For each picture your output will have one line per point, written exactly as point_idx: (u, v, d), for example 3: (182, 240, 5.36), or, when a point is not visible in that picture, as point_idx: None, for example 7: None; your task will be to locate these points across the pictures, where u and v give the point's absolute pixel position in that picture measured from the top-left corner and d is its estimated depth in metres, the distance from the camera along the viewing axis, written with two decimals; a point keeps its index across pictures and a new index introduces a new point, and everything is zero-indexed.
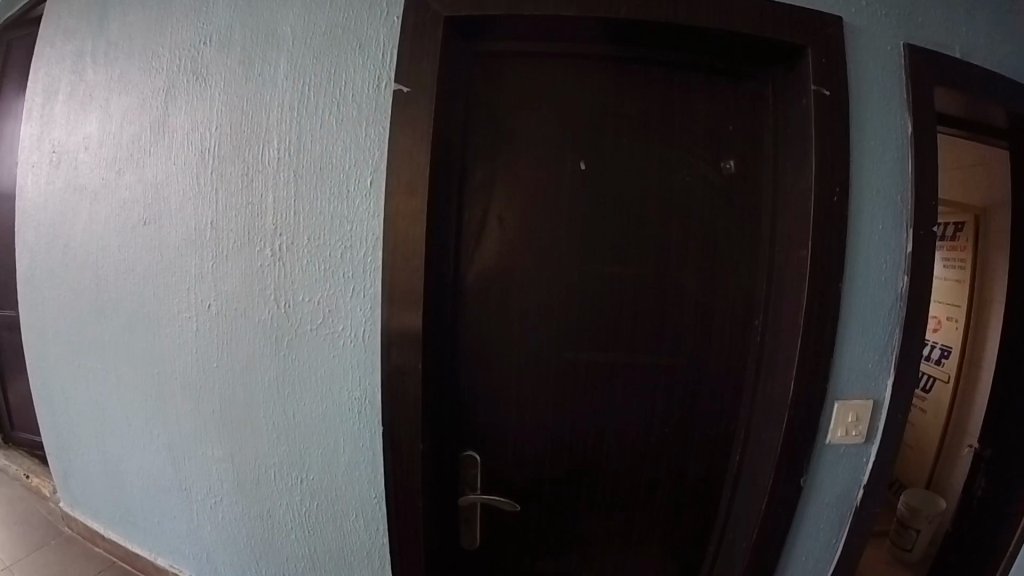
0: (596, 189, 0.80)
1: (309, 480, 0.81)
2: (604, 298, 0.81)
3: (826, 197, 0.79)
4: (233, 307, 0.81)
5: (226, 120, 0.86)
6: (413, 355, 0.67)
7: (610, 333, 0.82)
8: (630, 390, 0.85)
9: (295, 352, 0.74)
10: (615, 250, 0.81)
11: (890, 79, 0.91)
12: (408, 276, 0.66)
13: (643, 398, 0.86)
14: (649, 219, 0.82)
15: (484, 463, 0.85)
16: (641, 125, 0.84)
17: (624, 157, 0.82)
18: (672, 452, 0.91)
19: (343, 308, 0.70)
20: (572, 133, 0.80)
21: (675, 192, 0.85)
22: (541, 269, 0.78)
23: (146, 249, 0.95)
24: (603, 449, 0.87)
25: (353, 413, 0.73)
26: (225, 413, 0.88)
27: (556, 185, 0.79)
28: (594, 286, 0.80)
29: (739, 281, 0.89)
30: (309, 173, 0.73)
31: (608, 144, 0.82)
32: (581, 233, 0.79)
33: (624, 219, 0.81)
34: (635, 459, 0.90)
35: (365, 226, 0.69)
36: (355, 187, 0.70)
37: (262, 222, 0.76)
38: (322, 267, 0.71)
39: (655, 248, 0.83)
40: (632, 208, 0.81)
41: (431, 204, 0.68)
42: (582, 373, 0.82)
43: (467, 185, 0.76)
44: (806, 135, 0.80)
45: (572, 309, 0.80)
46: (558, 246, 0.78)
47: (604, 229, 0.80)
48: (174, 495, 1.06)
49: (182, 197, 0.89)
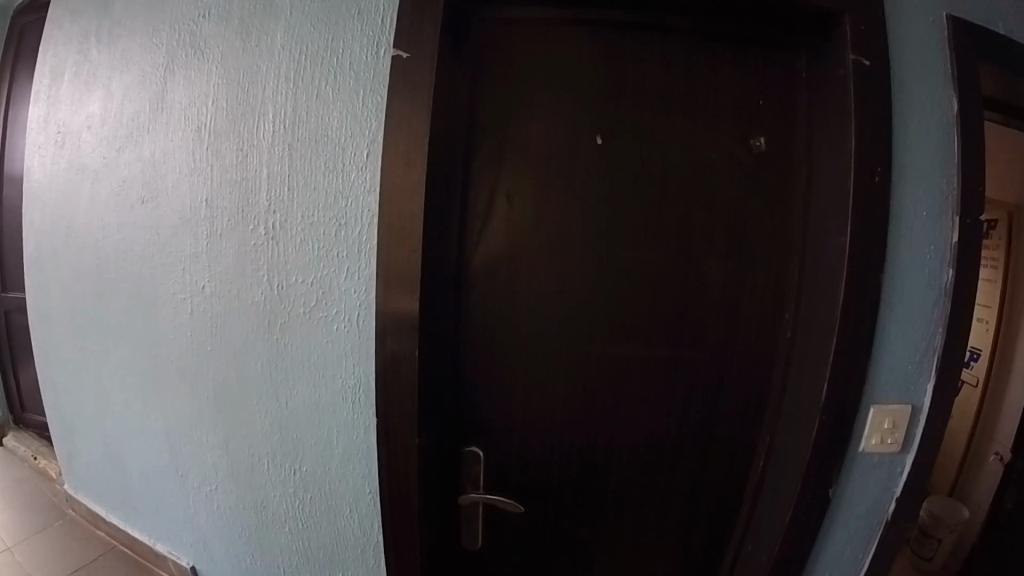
0: (612, 169, 0.73)
1: (303, 472, 0.77)
2: (619, 287, 0.74)
3: (868, 177, 0.71)
4: (227, 290, 0.77)
5: (223, 93, 0.81)
6: (408, 342, 0.61)
7: (626, 323, 0.75)
8: (645, 388, 0.79)
9: (287, 338, 0.70)
10: (632, 235, 0.74)
11: (936, 51, 0.82)
12: (404, 256, 0.60)
13: (658, 396, 0.80)
14: (671, 201, 0.75)
15: (487, 461, 0.80)
16: (662, 100, 0.77)
17: (643, 133, 0.75)
18: (690, 455, 0.85)
19: (336, 292, 0.64)
20: (587, 107, 0.74)
21: (699, 172, 0.77)
22: (550, 254, 0.72)
23: (144, 229, 0.92)
24: (613, 450, 0.81)
25: (347, 405, 0.68)
26: (219, 400, 0.84)
27: (568, 163, 0.72)
28: (607, 274, 0.74)
29: (767, 272, 0.82)
30: (302, 144, 0.67)
31: (627, 119, 0.75)
32: (596, 216, 0.73)
33: (643, 201, 0.74)
34: (648, 462, 0.83)
35: (360, 202, 0.63)
36: (350, 160, 0.64)
37: (255, 198, 0.71)
38: (315, 246, 0.65)
39: (676, 233, 0.75)
40: (653, 189, 0.74)
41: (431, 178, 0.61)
42: (593, 367, 0.76)
43: (471, 163, 0.71)
44: (845, 108, 0.72)
45: (583, 299, 0.74)
46: (569, 229, 0.72)
47: (622, 211, 0.73)
48: (171, 482, 1.04)
49: (178, 174, 0.85)
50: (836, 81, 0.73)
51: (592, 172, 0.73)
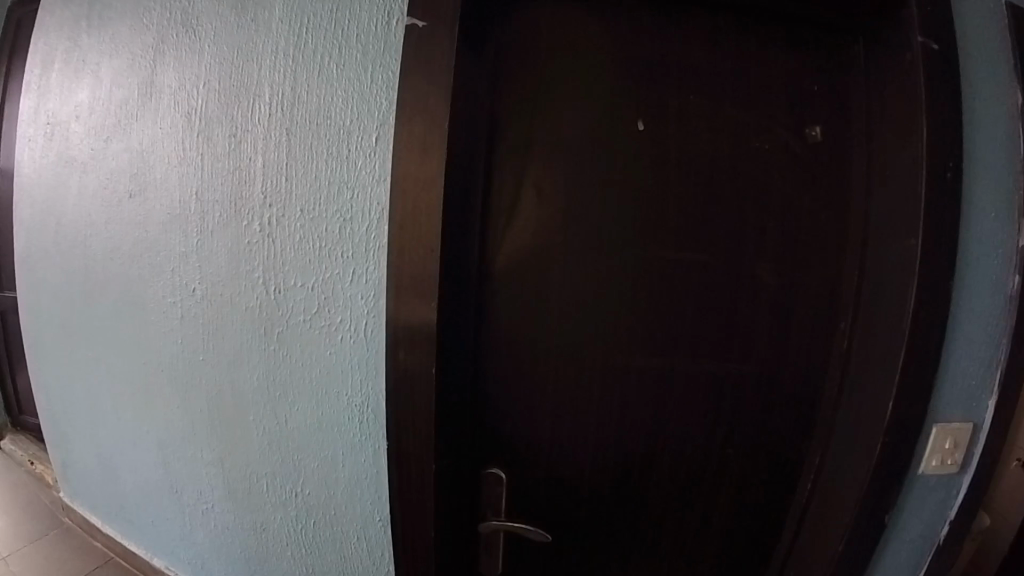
0: (656, 157, 0.63)
1: (306, 496, 0.70)
2: (661, 293, 0.64)
3: (940, 170, 0.61)
4: (220, 293, 0.69)
5: (214, 74, 0.73)
6: (422, 358, 0.53)
7: (665, 334, 0.66)
8: (684, 406, 0.70)
9: (286, 349, 0.61)
10: (678, 232, 0.64)
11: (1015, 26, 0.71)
12: (419, 257, 0.52)
13: (700, 414, 0.70)
14: (722, 194, 0.65)
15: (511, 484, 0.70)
16: (711, 78, 0.66)
17: (693, 116, 0.64)
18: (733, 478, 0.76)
19: (340, 299, 0.55)
20: (628, 85, 0.63)
21: (756, 160, 0.66)
22: (582, 255, 0.62)
23: (133, 226, 0.85)
24: (645, 475, 0.72)
25: (353, 426, 0.59)
26: (213, 413, 0.77)
27: (607, 150, 0.62)
28: (648, 277, 0.64)
29: (827, 274, 0.72)
30: (302, 128, 0.58)
31: (674, 101, 0.64)
32: (637, 211, 0.63)
33: (691, 194, 0.64)
34: (683, 485, 0.74)
35: (368, 194, 0.54)
36: (356, 145, 0.55)
37: (249, 190, 0.63)
38: (315, 245, 0.56)
39: (728, 230, 0.66)
40: (702, 179, 0.64)
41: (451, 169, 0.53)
42: (630, 384, 0.67)
43: (494, 151, 0.61)
44: (912, 89, 0.62)
45: (620, 306, 0.64)
46: (605, 226, 0.63)
47: (666, 206, 0.63)
48: (166, 496, 0.97)
49: (168, 165, 0.78)
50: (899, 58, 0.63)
51: (632, 161, 0.63)
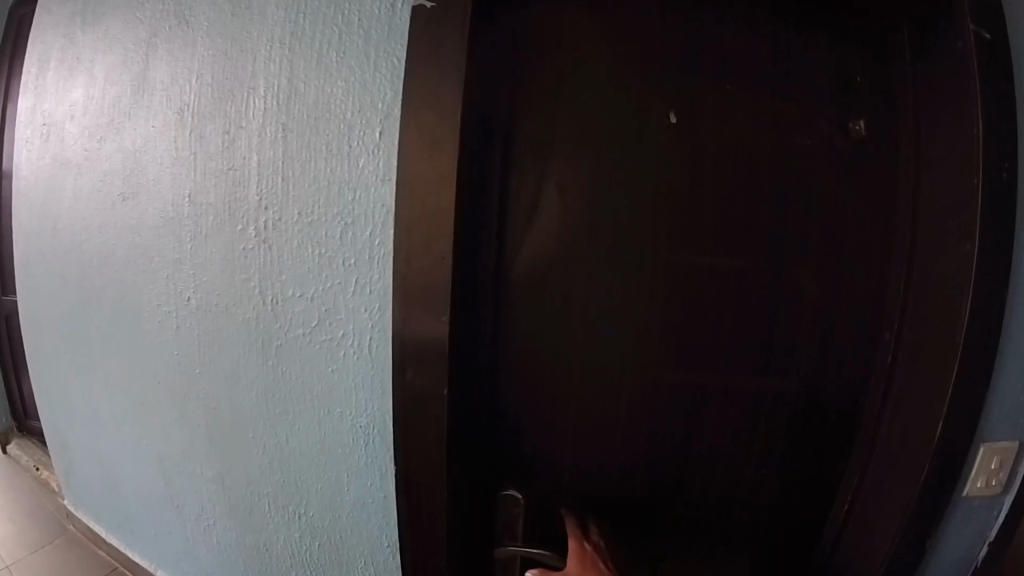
0: (699, 148, 0.54)
1: (310, 517, 0.65)
2: (708, 306, 0.55)
3: (993, 167, 0.55)
4: (216, 302, 0.64)
5: (208, 67, 0.68)
6: (434, 376, 0.48)
7: (702, 352, 0.56)
8: (736, 434, 0.58)
9: (286, 363, 0.57)
10: (727, 235, 0.54)
11: None
12: (430, 264, 0.47)
13: (757, 450, 0.59)
14: (778, 190, 0.56)
15: (528, 505, 0.62)
16: (754, 58, 0.58)
17: (741, 101, 0.56)
18: (795, 515, 0.64)
19: (342, 311, 0.50)
20: (666, 67, 0.55)
21: (814, 150, 0.57)
22: (615, 263, 0.53)
23: (127, 230, 0.81)
24: (655, 510, 0.62)
25: (359, 449, 0.55)
26: (211, 427, 0.73)
27: (643, 139, 0.54)
28: (693, 288, 0.54)
29: (899, 283, 0.60)
30: (299, 123, 0.53)
31: (718, 84, 0.56)
32: (679, 210, 0.54)
33: (731, 187, 0.55)
34: (729, 522, 0.63)
35: (371, 196, 0.49)
36: (358, 142, 0.50)
37: (244, 192, 0.58)
38: (315, 252, 0.51)
39: (786, 232, 0.56)
40: (753, 173, 0.55)
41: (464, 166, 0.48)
42: (670, 412, 0.57)
43: (515, 141, 0.52)
44: (966, 77, 0.56)
45: (657, 322, 0.55)
46: (642, 228, 0.53)
47: (695, 203, 0.54)
48: (167, 509, 0.94)
49: (161, 166, 0.73)
50: (966, 33, 0.56)
51: (673, 152, 0.54)
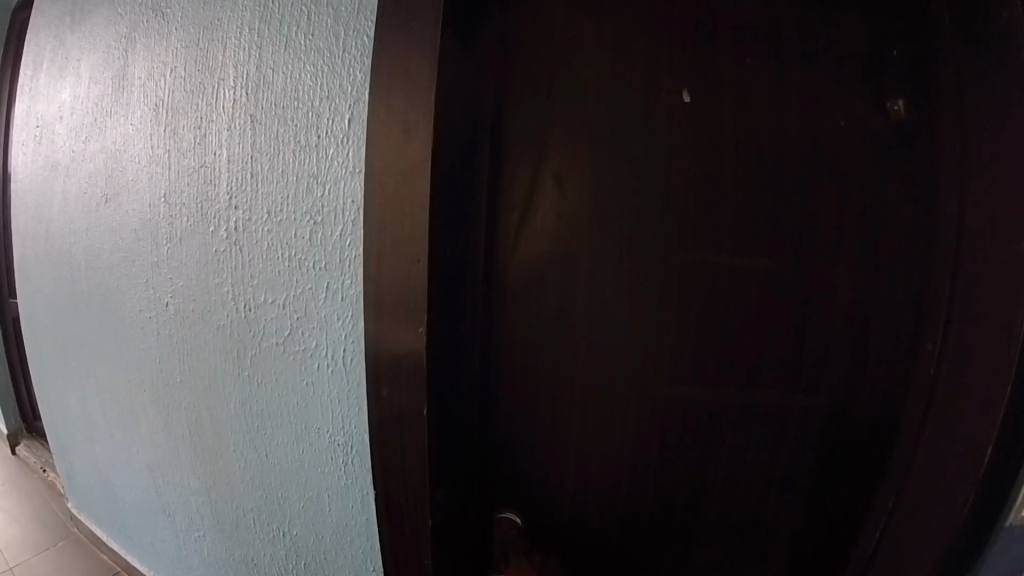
0: (714, 131, 0.47)
1: (293, 536, 0.61)
2: (723, 312, 0.48)
3: None
4: (192, 308, 0.61)
5: (181, 60, 0.64)
6: (412, 394, 0.43)
7: (718, 363, 0.49)
8: (756, 455, 0.52)
9: (260, 374, 0.53)
10: (747, 229, 0.48)
11: None
12: (403, 266, 0.41)
13: (781, 474, 0.53)
14: (807, 178, 0.48)
15: (526, 529, 0.56)
16: (777, 27, 0.50)
17: (762, 77, 0.49)
18: (827, 548, 0.57)
19: (314, 318, 0.46)
20: (676, 39, 0.48)
21: (856, 130, 0.49)
22: (619, 263, 0.47)
23: (110, 233, 0.78)
24: (667, 539, 0.55)
25: (337, 469, 0.50)
26: (195, 438, 0.69)
27: (651, 121, 0.47)
28: (708, 291, 0.48)
29: (942, 284, 0.49)
30: (267, 114, 0.48)
31: (735, 58, 0.49)
32: (691, 203, 0.47)
33: (752, 174, 0.47)
34: (752, 555, 0.56)
35: (340, 190, 0.44)
36: (327, 131, 0.44)
37: (215, 190, 0.54)
38: (284, 255, 0.46)
39: (818, 226, 0.48)
40: (777, 159, 0.48)
41: (445, 157, 0.42)
42: (680, 430, 0.51)
43: (505, 131, 0.46)
44: None
45: (666, 329, 0.48)
46: (649, 222, 0.47)
47: (709, 193, 0.47)
48: (160, 518, 0.91)
49: (139, 165, 0.70)
50: None
51: (685, 137, 0.47)
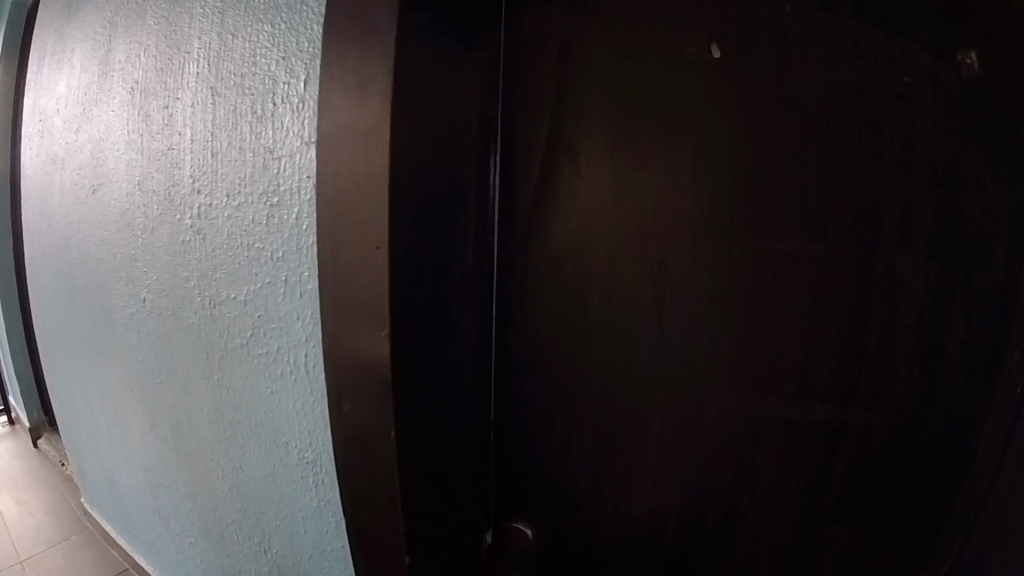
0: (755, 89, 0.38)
1: (273, 553, 0.56)
2: (763, 312, 0.40)
3: None
4: (164, 304, 0.56)
5: (154, 36, 0.59)
6: (377, 409, 0.36)
7: (755, 371, 0.41)
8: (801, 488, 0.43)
9: (227, 378, 0.47)
10: (792, 214, 0.38)
11: None
12: (362, 257, 0.34)
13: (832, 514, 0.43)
14: (887, 147, 0.36)
15: (540, 544, 0.52)
16: None
17: (827, 17, 0.37)
18: None
19: (275, 318, 0.40)
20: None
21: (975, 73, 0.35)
22: (630, 256, 0.41)
23: (96, 227, 0.75)
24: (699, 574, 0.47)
25: (309, 488, 0.44)
26: (177, 442, 0.65)
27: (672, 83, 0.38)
28: (739, 289, 0.39)
29: None
30: (226, 85, 0.42)
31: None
32: (724, 178, 0.39)
33: (805, 138, 0.38)
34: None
35: (297, 167, 0.37)
36: (282, 99, 0.38)
37: (180, 175, 0.49)
38: (243, 244, 0.41)
39: (902, 208, 0.37)
40: (841, 124, 0.37)
41: (417, 131, 0.35)
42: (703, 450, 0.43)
43: (495, 98, 0.38)
44: None
45: (689, 327, 0.41)
46: (672, 201, 0.39)
47: (748, 164, 0.38)
48: (157, 520, 0.89)
49: (118, 153, 0.66)
50: None
51: (721, 97, 0.38)
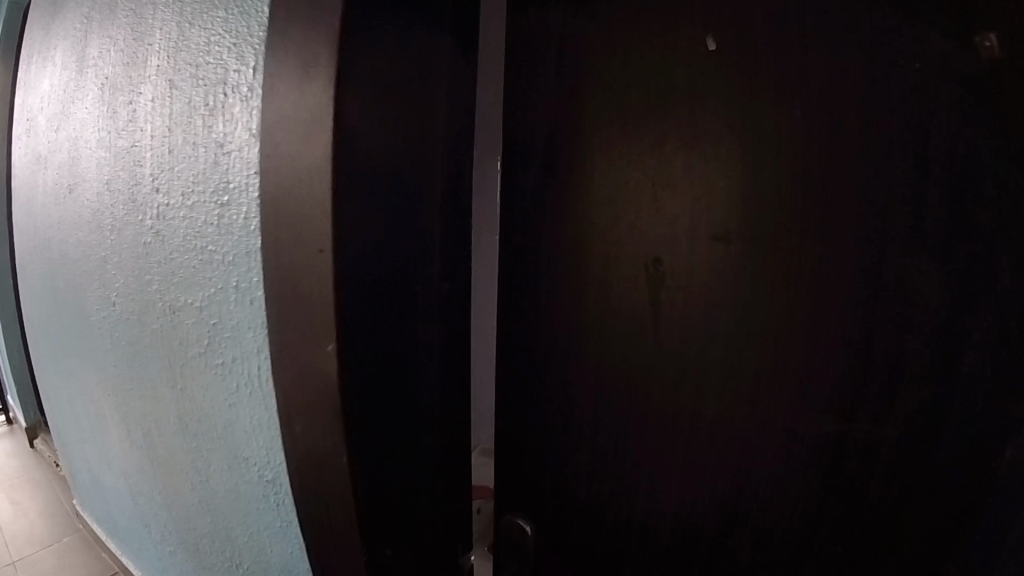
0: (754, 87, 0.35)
1: (243, 570, 0.53)
2: (763, 312, 0.37)
3: None
4: (130, 308, 0.53)
5: (122, 30, 0.56)
6: (327, 427, 0.34)
7: (756, 377, 0.38)
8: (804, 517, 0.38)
9: (188, 387, 0.45)
10: (799, 207, 0.35)
11: None
12: (308, 262, 0.31)
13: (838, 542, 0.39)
14: (897, 137, 0.33)
15: (540, 541, 0.51)
16: None
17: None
18: None
19: (228, 325, 0.37)
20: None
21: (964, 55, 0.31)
22: (627, 251, 0.40)
23: (73, 228, 0.73)
24: None
25: (272, 506, 0.41)
26: (150, 451, 0.63)
27: (677, 84, 0.38)
28: (745, 294, 0.37)
29: None
30: (182, 76, 0.40)
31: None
32: (719, 170, 0.37)
33: (810, 127, 0.34)
34: None
35: (246, 162, 0.34)
36: (233, 89, 0.35)
37: (141, 173, 0.46)
38: (196, 246, 0.38)
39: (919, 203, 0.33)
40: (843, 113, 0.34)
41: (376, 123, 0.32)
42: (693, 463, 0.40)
43: (523, 128, 0.41)
44: None
45: (684, 326, 0.40)
46: (666, 194, 0.38)
47: (747, 153, 0.36)
48: (140, 527, 0.87)
49: (90, 152, 0.63)
50: None
51: (714, 88, 0.37)
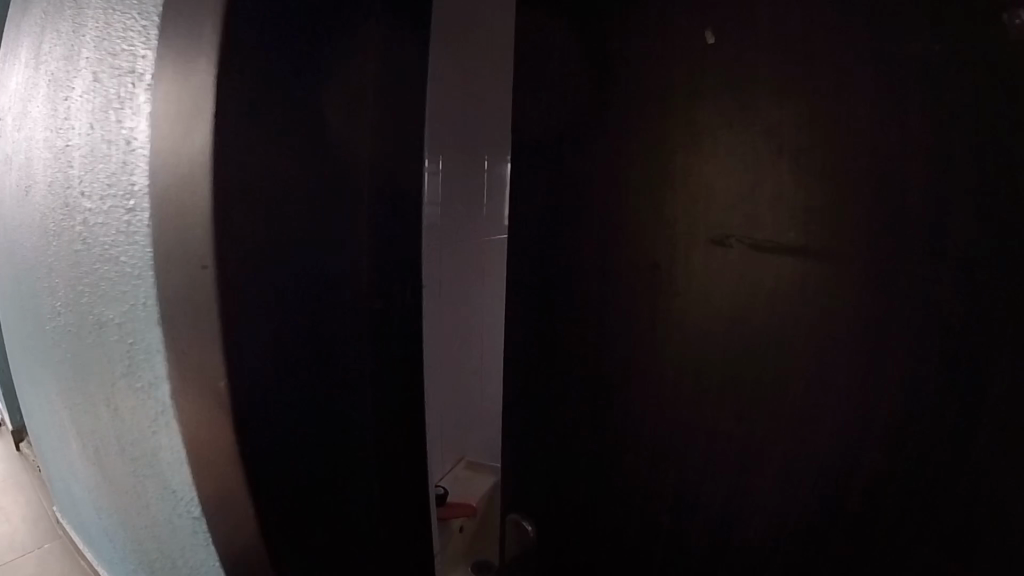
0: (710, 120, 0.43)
1: None
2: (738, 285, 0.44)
3: None
4: (69, 320, 0.49)
5: (64, 21, 0.53)
6: (218, 454, 0.31)
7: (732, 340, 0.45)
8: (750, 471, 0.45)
9: (117, 407, 0.41)
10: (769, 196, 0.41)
11: None
12: (188, 276, 0.29)
13: (784, 511, 0.45)
14: None
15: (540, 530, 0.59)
16: None
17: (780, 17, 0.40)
18: None
19: (141, 342, 0.33)
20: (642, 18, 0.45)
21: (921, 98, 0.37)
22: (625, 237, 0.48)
23: (31, 232, 0.70)
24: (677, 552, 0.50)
25: (200, 543, 0.37)
26: (100, 470, 0.59)
27: (695, 102, 0.43)
28: (739, 299, 0.44)
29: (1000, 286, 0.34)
30: (102, 67, 0.36)
31: (715, 20, 0.42)
32: (694, 163, 0.44)
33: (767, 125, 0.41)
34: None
35: (148, 159, 0.30)
36: (142, 77, 0.31)
37: (70, 173, 0.43)
38: (110, 254, 0.34)
39: (833, 215, 0.39)
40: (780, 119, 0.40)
41: (365, 133, 0.36)
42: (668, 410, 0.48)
43: (547, 147, 0.51)
44: None
45: (675, 297, 0.47)
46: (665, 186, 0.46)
47: (721, 148, 0.43)
48: (103, 545, 0.83)
49: (37, 151, 0.60)
50: None
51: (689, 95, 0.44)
